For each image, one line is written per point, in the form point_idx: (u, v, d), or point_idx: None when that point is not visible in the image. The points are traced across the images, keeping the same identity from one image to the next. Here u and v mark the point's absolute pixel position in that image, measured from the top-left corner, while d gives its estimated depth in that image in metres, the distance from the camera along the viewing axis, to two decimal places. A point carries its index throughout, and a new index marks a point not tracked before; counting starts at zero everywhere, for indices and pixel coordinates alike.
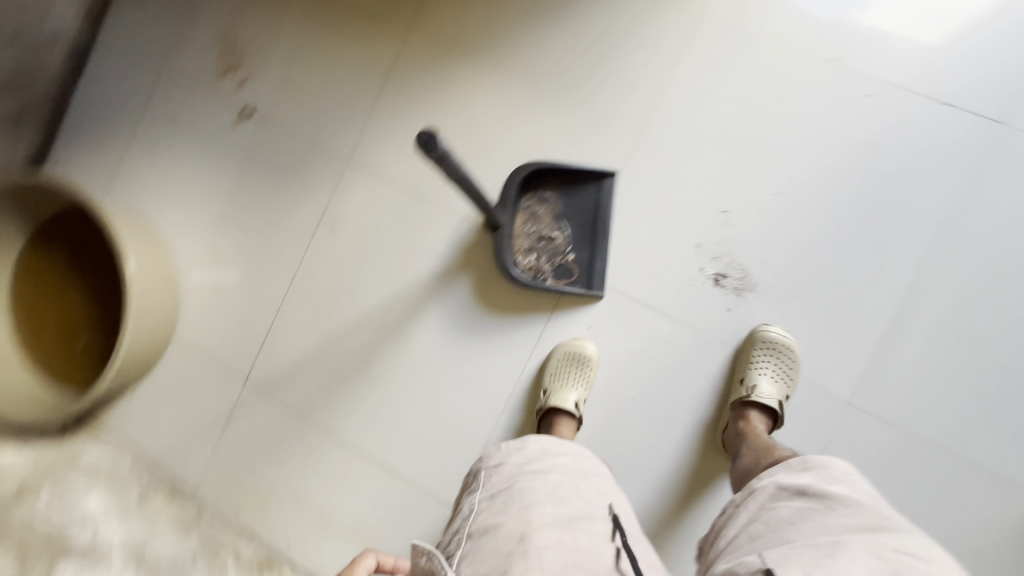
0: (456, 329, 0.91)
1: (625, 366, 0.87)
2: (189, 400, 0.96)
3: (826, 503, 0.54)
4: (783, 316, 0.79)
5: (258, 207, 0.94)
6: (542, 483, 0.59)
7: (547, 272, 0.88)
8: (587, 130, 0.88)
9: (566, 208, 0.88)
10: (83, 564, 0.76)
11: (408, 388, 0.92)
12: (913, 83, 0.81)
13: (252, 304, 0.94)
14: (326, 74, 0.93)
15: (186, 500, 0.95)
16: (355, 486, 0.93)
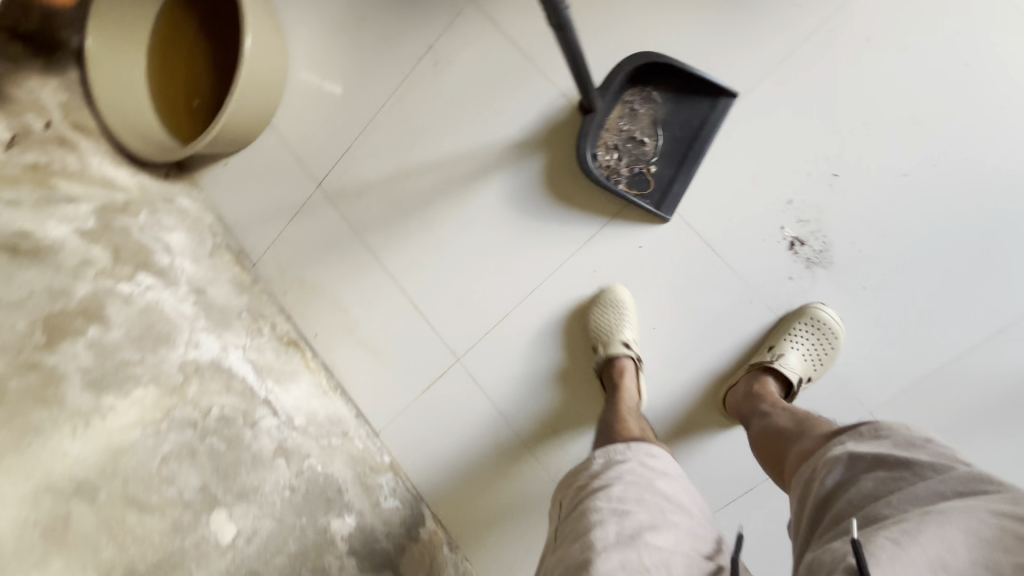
0: (513, 204, 0.93)
1: (661, 294, 0.85)
2: (272, 182, 1.09)
3: (913, 471, 0.46)
4: (840, 303, 0.78)
5: (370, 26, 0.99)
6: (606, 499, 0.57)
7: (622, 175, 0.84)
8: (722, 37, 0.79)
9: (668, 116, 0.82)
10: (160, 281, 0.90)
11: (453, 242, 0.97)
12: None
13: (347, 115, 1.03)
14: None
15: (247, 268, 1.12)
16: (380, 307, 1.03)
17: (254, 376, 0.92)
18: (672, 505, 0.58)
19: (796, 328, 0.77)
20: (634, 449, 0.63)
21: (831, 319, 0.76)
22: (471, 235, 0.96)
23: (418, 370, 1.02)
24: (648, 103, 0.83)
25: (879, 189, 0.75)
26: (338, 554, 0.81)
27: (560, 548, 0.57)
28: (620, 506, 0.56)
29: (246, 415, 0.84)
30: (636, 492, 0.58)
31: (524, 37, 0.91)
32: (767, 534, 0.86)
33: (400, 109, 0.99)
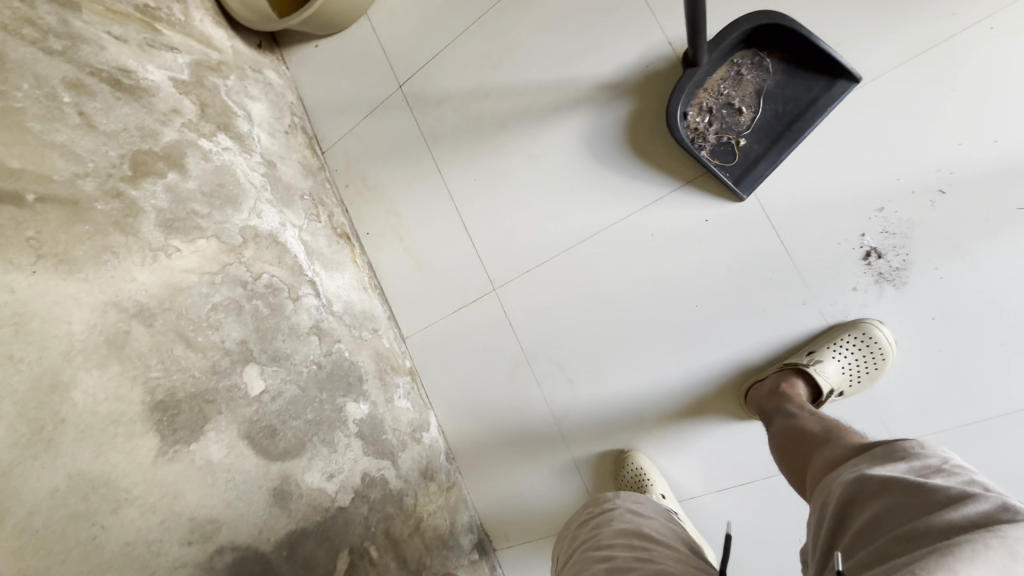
0: (586, 148, 0.90)
1: (713, 274, 0.83)
2: (356, 73, 1.10)
3: (923, 492, 0.43)
4: (900, 327, 0.73)
5: None
6: (597, 551, 0.59)
7: (708, 142, 0.79)
8: (855, 14, 0.72)
9: (775, 88, 0.76)
10: (237, 145, 0.94)
11: (516, 173, 0.96)
12: None
13: (443, 20, 1.01)
14: None
15: (317, 154, 1.15)
16: (433, 221, 1.05)
17: (305, 257, 0.97)
18: (659, 544, 0.60)
19: (844, 340, 0.73)
20: (623, 500, 0.68)
21: (884, 341, 0.72)
22: (537, 170, 0.94)
23: (455, 289, 1.04)
24: (758, 70, 0.77)
25: (988, 218, 0.68)
26: (347, 434, 0.88)
27: None
28: (609, 553, 0.58)
29: (291, 289, 0.90)
30: (622, 536, 0.61)
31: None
32: (750, 528, 0.87)
33: (497, 24, 0.96)
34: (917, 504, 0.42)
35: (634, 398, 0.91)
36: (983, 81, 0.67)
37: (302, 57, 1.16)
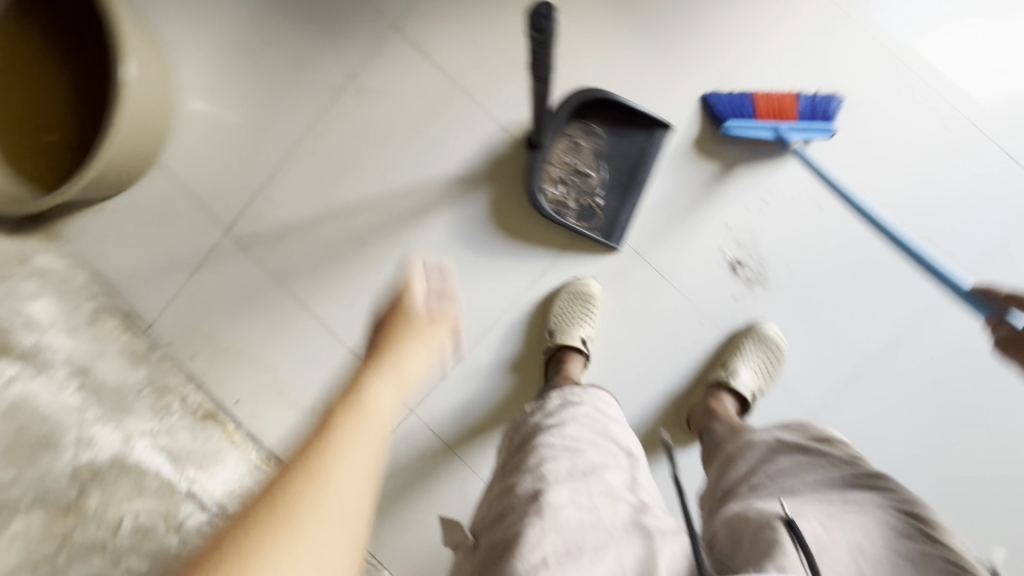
0: (459, 242, 0.88)
1: (620, 323, 0.86)
2: (161, 227, 0.92)
3: (824, 460, 0.61)
4: (778, 316, 0.84)
5: (278, 52, 0.89)
6: (558, 439, 0.68)
7: (571, 209, 0.84)
8: (652, 77, 0.84)
9: (610, 149, 0.84)
10: (25, 369, 0.77)
11: (395, 286, 0.90)
12: (983, 124, 0.84)
13: (259, 151, 0.91)
14: None
15: (137, 334, 0.92)
16: (315, 366, 0.92)
17: (170, 467, 0.80)
18: (619, 451, 0.69)
19: (746, 345, 0.82)
20: (586, 395, 0.78)
21: (777, 335, 0.83)
22: (417, 281, 0.89)
23: (366, 431, 0.92)
24: (590, 134, 0.84)
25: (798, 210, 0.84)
26: None
27: (506, 480, 0.66)
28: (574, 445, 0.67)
29: (168, 516, 0.76)
30: (581, 433, 0.69)
31: (465, 70, 0.87)
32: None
33: (321, 144, 0.90)
34: (819, 467, 0.61)
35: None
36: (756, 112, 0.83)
37: (80, 228, 0.93)
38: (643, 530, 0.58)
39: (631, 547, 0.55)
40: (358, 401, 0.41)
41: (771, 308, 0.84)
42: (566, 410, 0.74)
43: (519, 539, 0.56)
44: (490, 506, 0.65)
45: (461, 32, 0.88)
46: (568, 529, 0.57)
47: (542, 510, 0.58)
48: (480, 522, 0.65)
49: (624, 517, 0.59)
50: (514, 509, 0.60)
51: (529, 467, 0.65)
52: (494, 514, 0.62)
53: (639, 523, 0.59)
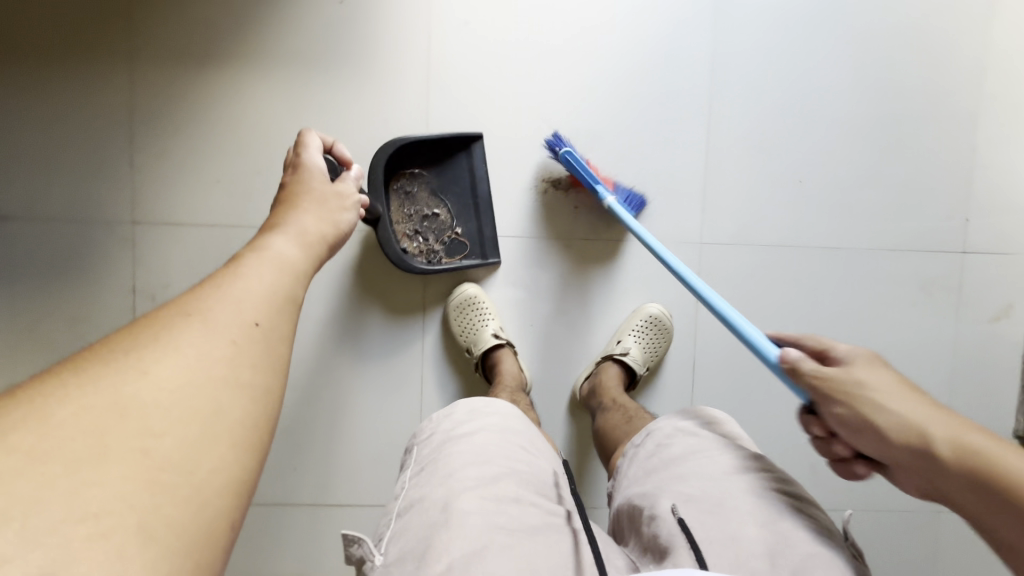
0: (337, 343, 1.25)
1: (506, 300, 1.28)
2: None
3: (704, 439, 0.85)
4: (588, 204, 1.27)
5: (60, 285, 1.22)
6: (466, 446, 0.80)
7: (440, 246, 1.26)
8: (368, 132, 1.24)
9: (440, 182, 1.26)
10: None
11: (332, 401, 1.26)
12: (581, 35, 1.23)
13: None
14: (89, 149, 1.21)
15: None
16: (307, 488, 1.27)
17: None
18: (525, 450, 0.82)
19: (639, 322, 1.25)
20: (495, 406, 0.88)
21: (658, 310, 1.27)
22: (354, 335, 1.26)
23: (379, 451, 1.27)
24: (424, 185, 1.26)
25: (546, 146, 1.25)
26: None
27: (411, 490, 0.77)
28: (483, 452, 0.78)
29: None
30: (495, 444, 0.80)
31: (204, 236, 1.23)
32: (664, 390, 1.32)
33: None
34: (701, 448, 0.84)
35: (550, 393, 1.29)
36: (451, 115, 1.24)
37: None
38: (572, 531, 0.71)
39: (556, 537, 0.70)
40: (270, 268, 0.73)
41: (576, 203, 1.27)
42: (476, 421, 0.85)
43: (431, 546, 0.67)
44: (400, 516, 0.74)
45: (146, 209, 1.22)
46: (474, 531, 0.67)
47: (449, 521, 0.69)
48: (383, 532, 0.74)
49: (538, 520, 0.71)
50: (425, 519, 0.71)
51: (437, 481, 0.75)
52: (402, 525, 0.72)
53: (563, 521, 0.72)
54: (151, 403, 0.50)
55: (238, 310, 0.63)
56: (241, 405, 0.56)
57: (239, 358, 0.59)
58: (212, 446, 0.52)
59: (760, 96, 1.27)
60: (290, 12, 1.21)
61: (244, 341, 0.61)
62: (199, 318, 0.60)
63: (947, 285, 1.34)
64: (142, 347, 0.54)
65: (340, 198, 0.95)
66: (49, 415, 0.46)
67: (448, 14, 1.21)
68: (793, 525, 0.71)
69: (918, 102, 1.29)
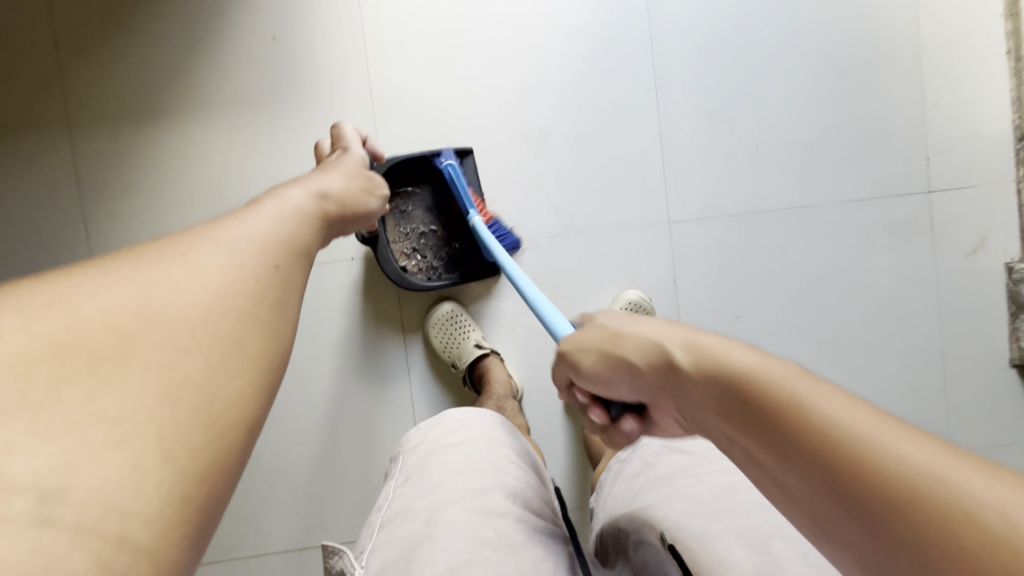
0: (323, 378, 1.24)
1: (486, 308, 1.27)
2: None
3: (692, 460, 0.87)
4: (552, 200, 1.27)
5: None
6: (454, 456, 0.79)
7: (438, 263, 1.24)
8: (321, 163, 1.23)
9: (434, 199, 1.24)
10: None
11: (326, 437, 1.25)
12: (521, 35, 1.23)
13: None
14: (41, 222, 1.19)
15: None
16: (314, 527, 1.26)
17: None
18: (513, 462, 0.82)
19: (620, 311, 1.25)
20: (485, 416, 0.88)
21: (637, 295, 1.26)
22: (337, 368, 1.24)
23: (379, 481, 1.26)
24: (418, 203, 1.23)
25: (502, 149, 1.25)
26: None
27: (393, 504, 0.76)
28: (469, 464, 0.78)
29: None
30: (483, 454, 0.80)
31: None
32: None
33: None
34: (690, 470, 0.85)
35: (545, 395, 1.28)
36: (402, 133, 1.23)
37: None
38: (564, 550, 0.73)
39: (543, 558, 0.69)
40: (292, 217, 0.67)
41: (540, 200, 1.26)
42: (466, 430, 0.85)
43: (413, 560, 0.66)
44: (383, 527, 0.73)
45: None
46: (457, 544, 0.66)
47: (433, 533, 0.68)
48: (364, 543, 0.74)
49: (528, 532, 0.71)
50: (407, 532, 0.70)
51: (424, 492, 0.74)
52: (383, 537, 0.71)
53: (551, 541, 0.73)
54: (174, 317, 0.48)
55: (263, 249, 0.58)
56: (258, 343, 0.52)
57: (262, 297, 0.55)
58: (228, 377, 0.48)
59: (707, 68, 1.27)
60: (225, 56, 1.20)
61: (267, 283, 0.56)
62: (227, 245, 0.56)
63: (920, 226, 1.35)
64: (166, 257, 0.52)
65: (370, 184, 0.92)
66: (77, 309, 0.45)
67: (385, 34, 1.21)
68: (782, 544, 0.68)
69: (861, 48, 1.30)
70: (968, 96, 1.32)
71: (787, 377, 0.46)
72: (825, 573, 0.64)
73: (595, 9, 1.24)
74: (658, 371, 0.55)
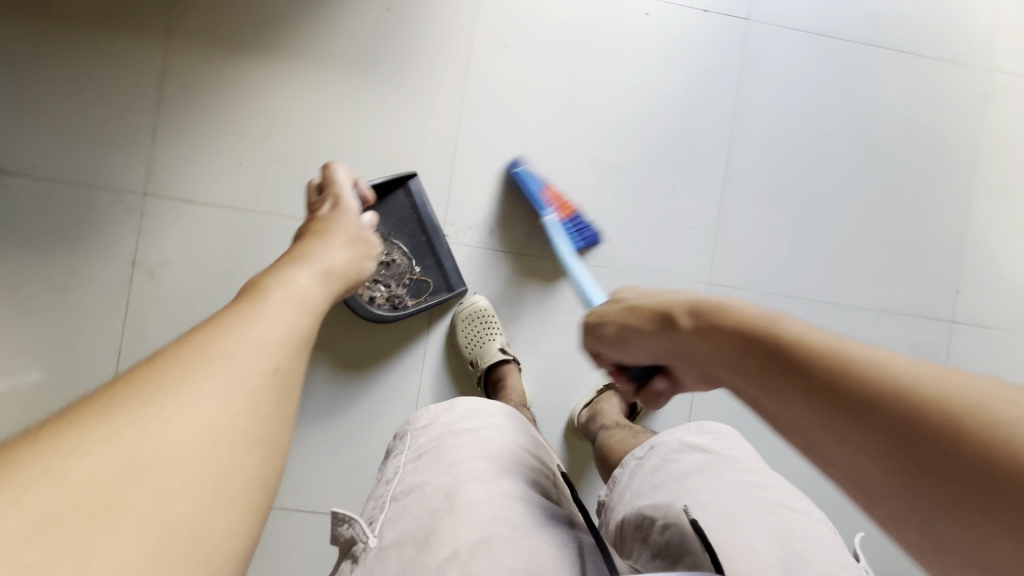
0: (340, 343, 1.23)
1: (515, 317, 1.28)
2: None
3: (715, 457, 0.86)
4: (606, 232, 1.29)
5: (50, 250, 1.17)
6: (470, 440, 0.77)
7: (403, 291, 1.23)
8: (398, 136, 1.25)
9: (387, 225, 1.22)
10: None
11: (324, 402, 1.22)
12: (616, 74, 1.29)
13: (87, 342, 1.18)
14: (109, 117, 1.19)
15: None
16: (286, 490, 1.21)
17: None
18: (527, 457, 0.79)
19: None
20: (497, 407, 0.85)
21: None
22: (357, 335, 1.23)
23: (364, 460, 1.23)
24: None
25: (574, 172, 1.28)
26: None
27: (409, 477, 0.74)
28: (485, 454, 0.75)
29: None
30: (498, 442, 0.78)
31: (212, 216, 1.20)
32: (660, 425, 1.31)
33: (156, 315, 1.19)
34: (716, 467, 0.83)
35: (549, 417, 1.27)
36: (481, 130, 1.26)
37: None
38: (575, 537, 0.69)
39: (559, 544, 0.66)
40: (282, 303, 0.57)
41: (595, 229, 1.29)
42: (478, 417, 0.82)
43: (434, 532, 0.64)
44: (395, 500, 0.71)
45: (157, 183, 1.19)
46: (481, 521, 0.65)
47: (455, 508, 0.66)
48: (377, 513, 0.71)
49: (539, 516, 0.69)
50: (427, 506, 0.68)
51: (441, 468, 0.72)
52: (401, 506, 0.69)
53: (564, 528, 0.69)
54: (168, 463, 0.41)
55: (270, 350, 0.51)
56: (256, 465, 0.47)
57: (261, 408, 0.48)
58: (220, 518, 0.43)
59: (778, 152, 1.33)
60: (339, 15, 1.23)
61: (266, 393, 0.49)
62: (224, 359, 0.48)
63: (938, 351, 1.39)
64: (159, 389, 0.45)
65: (367, 246, 0.86)
66: (63, 474, 0.38)
67: (492, 38, 1.26)
68: (807, 545, 0.70)
69: (919, 173, 1.37)
70: (1006, 244, 1.39)
71: (856, 350, 0.49)
72: (845, 570, 0.67)
73: (690, 71, 1.30)
74: (658, 323, 0.65)
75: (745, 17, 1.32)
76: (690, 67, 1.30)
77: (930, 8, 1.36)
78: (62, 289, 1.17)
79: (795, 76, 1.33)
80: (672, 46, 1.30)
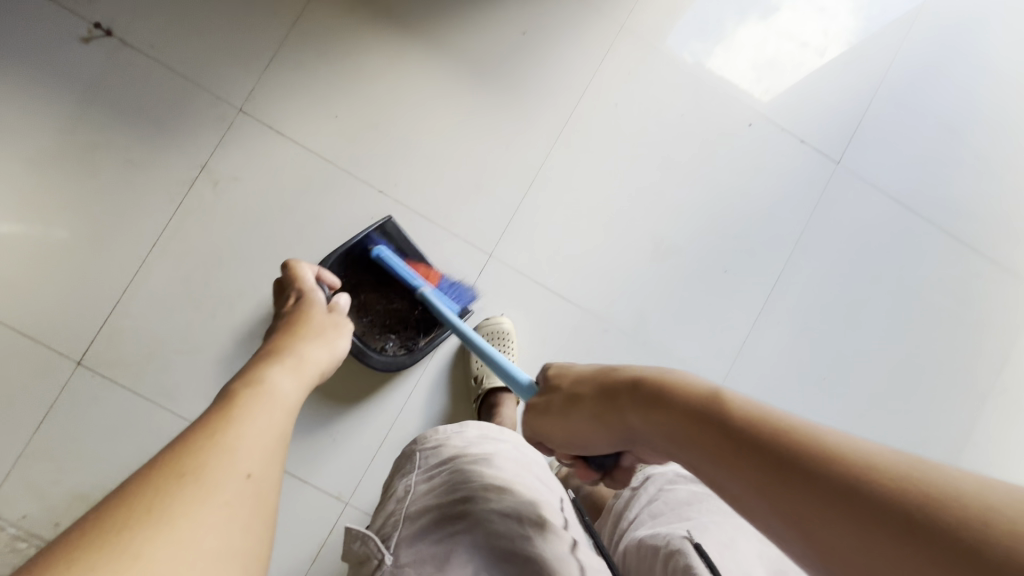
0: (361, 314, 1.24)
1: (530, 351, 1.29)
2: (63, 320, 1.15)
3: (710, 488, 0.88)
4: (643, 305, 1.32)
5: (133, 123, 1.20)
6: (483, 461, 0.77)
7: (414, 333, 1.24)
8: (488, 145, 1.29)
9: (379, 273, 1.21)
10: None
11: None
12: (703, 166, 1.34)
13: (129, 218, 1.19)
14: (238, 29, 1.24)
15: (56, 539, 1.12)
16: None
17: None
18: (539, 484, 0.80)
19: None
20: (505, 434, 0.85)
21: None
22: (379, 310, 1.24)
23: (338, 431, 1.21)
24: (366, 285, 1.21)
25: (633, 240, 1.32)
26: None
27: (423, 495, 0.75)
28: (498, 477, 0.75)
29: None
30: (511, 468, 0.78)
31: (292, 152, 1.24)
32: None
33: (205, 218, 1.20)
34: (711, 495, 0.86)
35: None
36: (565, 170, 1.30)
37: None
38: (577, 561, 0.69)
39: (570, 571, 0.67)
40: (287, 368, 0.67)
41: (633, 298, 1.32)
42: (488, 441, 0.82)
43: (453, 554, 0.65)
44: (410, 519, 0.72)
45: (255, 102, 1.23)
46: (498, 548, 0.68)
47: (472, 528, 0.68)
48: (390, 532, 0.72)
49: (555, 539, 0.70)
50: (444, 527, 0.69)
51: (455, 489, 0.73)
52: (416, 527, 0.70)
53: (570, 551, 0.70)
54: None
55: (239, 456, 0.51)
56: None
57: (236, 516, 0.48)
58: None
59: (825, 292, 1.37)
60: (478, 22, 1.30)
61: (239, 501, 0.48)
62: (196, 478, 0.48)
63: None
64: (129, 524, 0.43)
65: (336, 330, 0.82)
66: None
67: (605, 93, 1.32)
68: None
69: (946, 360, 1.40)
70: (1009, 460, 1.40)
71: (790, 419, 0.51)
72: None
73: (770, 189, 1.36)
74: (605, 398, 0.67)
75: (836, 160, 1.38)
76: (771, 186, 1.36)
77: (1003, 217, 1.43)
78: (129, 161, 1.20)
79: (862, 230, 1.39)
80: (761, 161, 1.36)
